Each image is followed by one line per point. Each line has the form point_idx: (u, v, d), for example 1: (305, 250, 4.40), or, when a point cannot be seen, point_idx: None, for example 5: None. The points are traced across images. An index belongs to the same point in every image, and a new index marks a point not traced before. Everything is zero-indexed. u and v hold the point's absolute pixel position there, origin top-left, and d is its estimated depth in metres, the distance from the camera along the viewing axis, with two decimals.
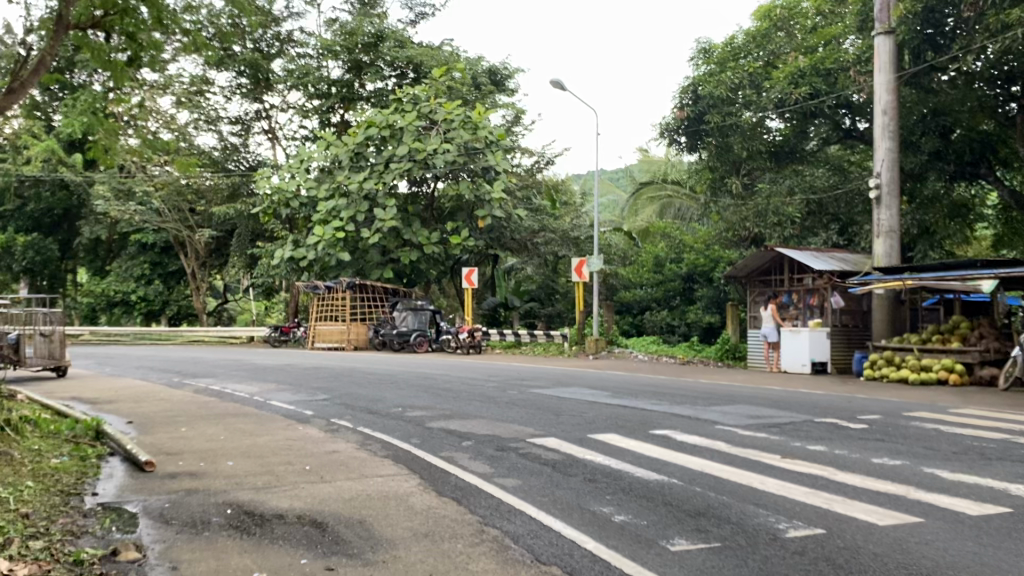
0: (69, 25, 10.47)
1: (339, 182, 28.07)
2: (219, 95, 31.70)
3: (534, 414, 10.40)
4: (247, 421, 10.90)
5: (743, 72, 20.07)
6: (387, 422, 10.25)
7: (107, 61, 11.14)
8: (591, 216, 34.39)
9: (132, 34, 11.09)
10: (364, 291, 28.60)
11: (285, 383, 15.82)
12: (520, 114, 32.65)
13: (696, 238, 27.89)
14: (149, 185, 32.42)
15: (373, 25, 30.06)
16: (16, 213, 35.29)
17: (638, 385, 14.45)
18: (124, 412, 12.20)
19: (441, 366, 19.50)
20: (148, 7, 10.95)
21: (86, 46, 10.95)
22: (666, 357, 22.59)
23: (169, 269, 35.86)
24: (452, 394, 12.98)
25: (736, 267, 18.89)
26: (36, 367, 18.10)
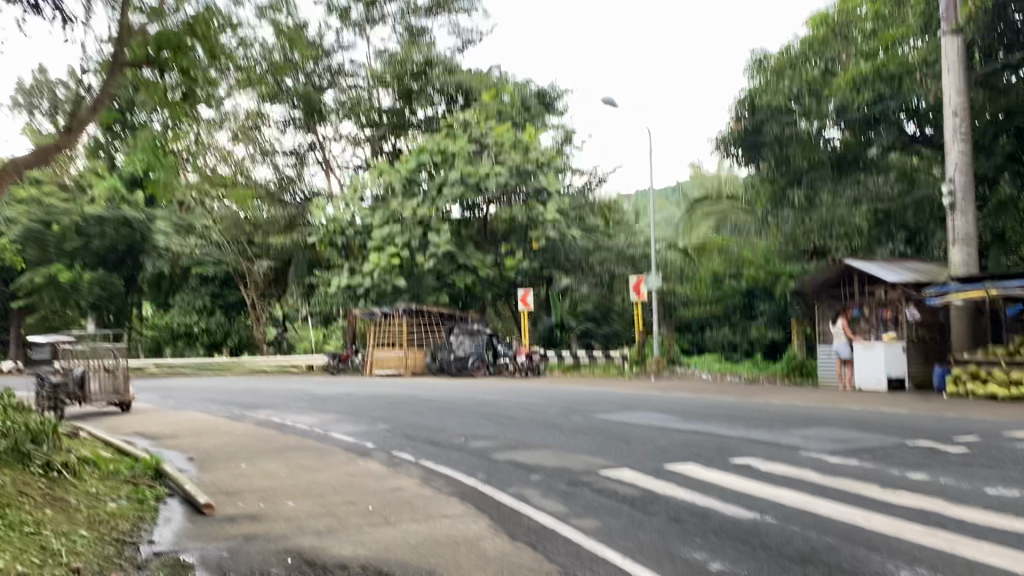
0: (125, 64, 10.62)
1: (392, 209, 28.00)
2: (274, 129, 32.10)
3: (603, 443, 10.02)
4: (308, 456, 10.71)
5: (801, 81, 19.44)
6: (451, 455, 9.97)
7: (164, 99, 11.23)
8: (646, 233, 33.85)
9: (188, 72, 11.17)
10: (421, 316, 28.54)
11: (345, 414, 15.67)
12: (571, 133, 32.41)
13: (756, 252, 27.51)
14: (208, 219, 32.95)
15: (422, 52, 30.25)
16: (82, 250, 36.21)
17: (706, 407, 13.92)
18: (186, 449, 12.14)
19: (502, 391, 19.19)
20: (202, 44, 10.97)
21: (143, 84, 11.07)
22: (731, 376, 21.93)
23: (229, 300, 36.30)
24: (515, 422, 12.66)
25: (802, 282, 18.23)
26: (100, 403, 18.43)
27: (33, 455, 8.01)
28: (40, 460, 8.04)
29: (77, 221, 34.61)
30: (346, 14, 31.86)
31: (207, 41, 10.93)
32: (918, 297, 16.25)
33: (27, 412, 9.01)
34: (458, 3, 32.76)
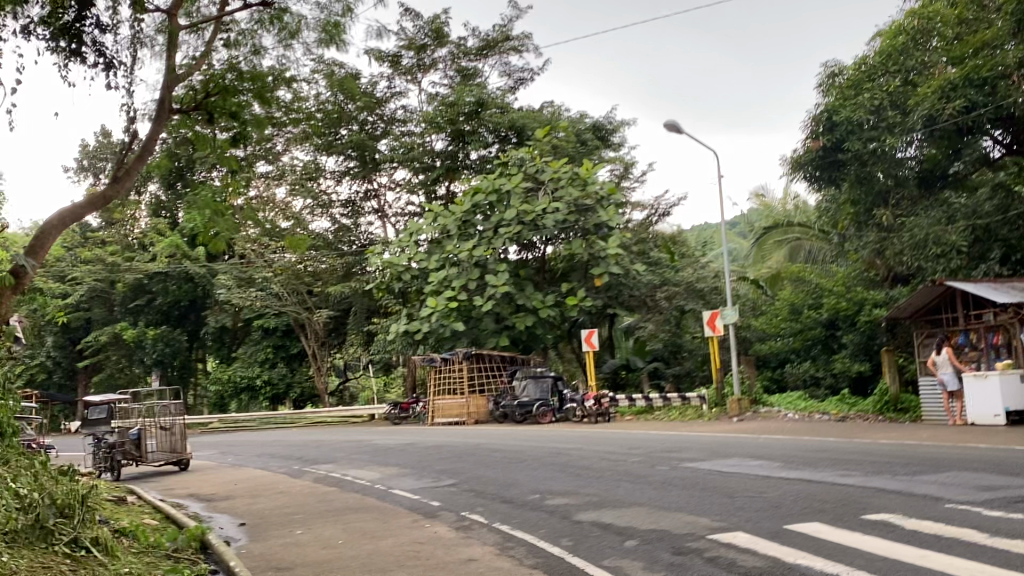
0: (171, 108, 10.49)
1: (447, 252, 27.23)
2: (329, 178, 31.77)
3: (701, 499, 8.76)
4: (369, 518, 9.68)
5: (880, 93, 18.12)
6: (527, 515, 8.80)
7: (222, 154, 11.28)
8: (713, 265, 32.35)
9: (236, 113, 10.98)
10: (483, 362, 27.50)
11: (408, 467, 14.65)
12: (629, 166, 31.43)
13: (835, 281, 25.89)
14: (267, 271, 32.65)
15: (473, 94, 29.54)
16: (146, 307, 36.30)
17: (805, 450, 12.53)
18: (239, 512, 11.22)
19: (573, 438, 17.98)
20: (250, 85, 10.93)
21: (201, 140, 11.17)
22: (819, 415, 20.33)
23: (290, 352, 35.83)
24: (595, 474, 11.44)
25: (898, 308, 16.73)
26: (158, 462, 17.66)
27: (56, 536, 7.13)
28: (64, 540, 7.14)
29: (140, 278, 34.72)
30: (395, 60, 31.55)
31: (259, 87, 10.99)
32: None
33: (59, 480, 8.18)
34: (508, 43, 32.26)
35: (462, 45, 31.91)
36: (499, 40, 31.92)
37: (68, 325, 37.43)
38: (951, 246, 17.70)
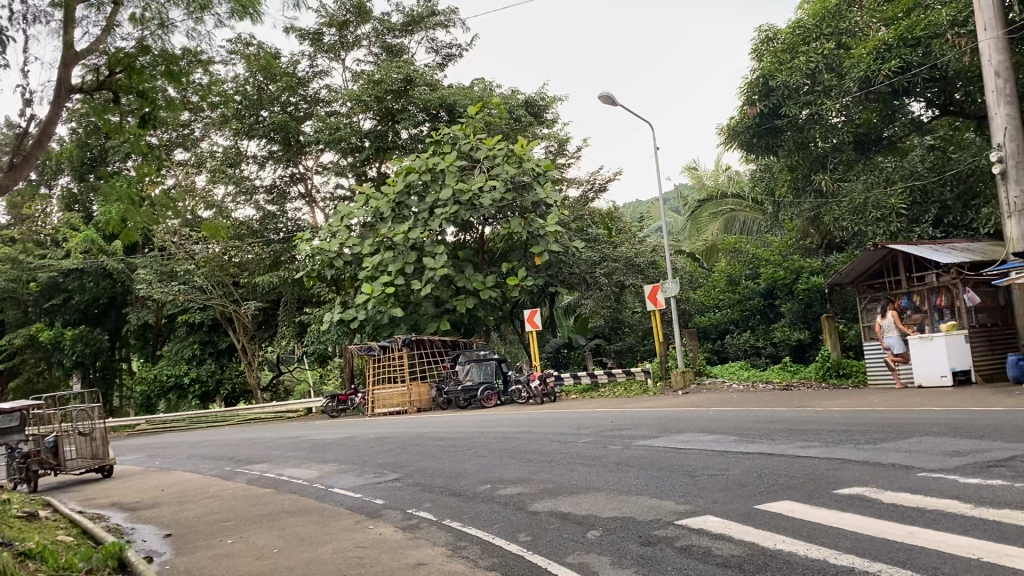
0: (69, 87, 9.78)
1: (382, 236, 26.38)
2: (252, 164, 30.52)
3: (661, 480, 8.25)
4: (307, 521, 8.93)
5: (816, 55, 17.93)
6: (479, 509, 8.16)
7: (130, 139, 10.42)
8: (650, 239, 32.14)
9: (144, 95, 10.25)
10: (422, 347, 26.75)
11: (348, 462, 13.88)
12: (563, 142, 30.93)
13: (772, 250, 25.87)
14: (191, 263, 31.17)
15: (400, 70, 28.59)
16: (63, 306, 34.47)
17: (758, 421, 12.19)
18: (164, 522, 10.34)
19: (519, 422, 17.42)
20: (160, 65, 10.20)
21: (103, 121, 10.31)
22: (763, 385, 20.24)
23: (220, 346, 34.48)
24: (546, 459, 10.87)
25: (842, 274, 16.64)
26: (77, 470, 16.48)
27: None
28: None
29: (55, 276, 32.89)
30: (317, 39, 30.44)
31: (170, 68, 10.26)
32: (975, 278, 14.56)
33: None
34: (435, 18, 31.30)
35: (386, 22, 30.87)
36: (425, 15, 30.98)
37: None
38: (891, 208, 17.62)
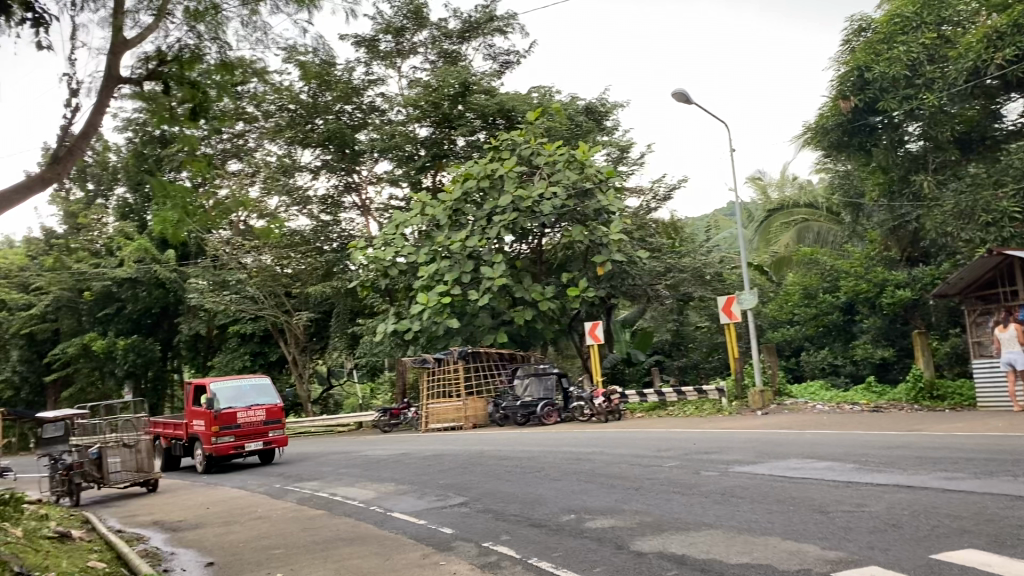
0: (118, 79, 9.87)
1: (438, 245, 25.33)
2: (308, 175, 29.90)
3: (786, 516, 6.93)
4: (367, 552, 7.79)
5: (917, 44, 17.99)
6: (569, 545, 6.94)
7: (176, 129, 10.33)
8: (716, 251, 30.64)
9: (197, 89, 10.26)
10: (478, 360, 25.83)
11: (406, 482, 12.74)
12: (625, 150, 29.71)
13: (853, 262, 24.17)
14: (243, 272, 30.68)
15: (457, 76, 27.59)
16: (116, 316, 34.16)
17: (870, 448, 10.73)
18: (208, 546, 9.30)
19: (588, 441, 16.12)
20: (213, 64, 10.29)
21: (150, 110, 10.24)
22: (850, 406, 18.62)
23: (270, 358, 33.73)
24: (633, 486, 9.56)
25: (950, 283, 15.10)
26: (123, 485, 15.39)
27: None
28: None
29: (109, 286, 32.64)
30: (373, 46, 29.77)
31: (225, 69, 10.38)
32: None
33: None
34: (493, 24, 30.34)
35: (444, 28, 30.11)
36: (482, 21, 29.97)
37: (35, 338, 35.18)
38: (1003, 212, 16.60)
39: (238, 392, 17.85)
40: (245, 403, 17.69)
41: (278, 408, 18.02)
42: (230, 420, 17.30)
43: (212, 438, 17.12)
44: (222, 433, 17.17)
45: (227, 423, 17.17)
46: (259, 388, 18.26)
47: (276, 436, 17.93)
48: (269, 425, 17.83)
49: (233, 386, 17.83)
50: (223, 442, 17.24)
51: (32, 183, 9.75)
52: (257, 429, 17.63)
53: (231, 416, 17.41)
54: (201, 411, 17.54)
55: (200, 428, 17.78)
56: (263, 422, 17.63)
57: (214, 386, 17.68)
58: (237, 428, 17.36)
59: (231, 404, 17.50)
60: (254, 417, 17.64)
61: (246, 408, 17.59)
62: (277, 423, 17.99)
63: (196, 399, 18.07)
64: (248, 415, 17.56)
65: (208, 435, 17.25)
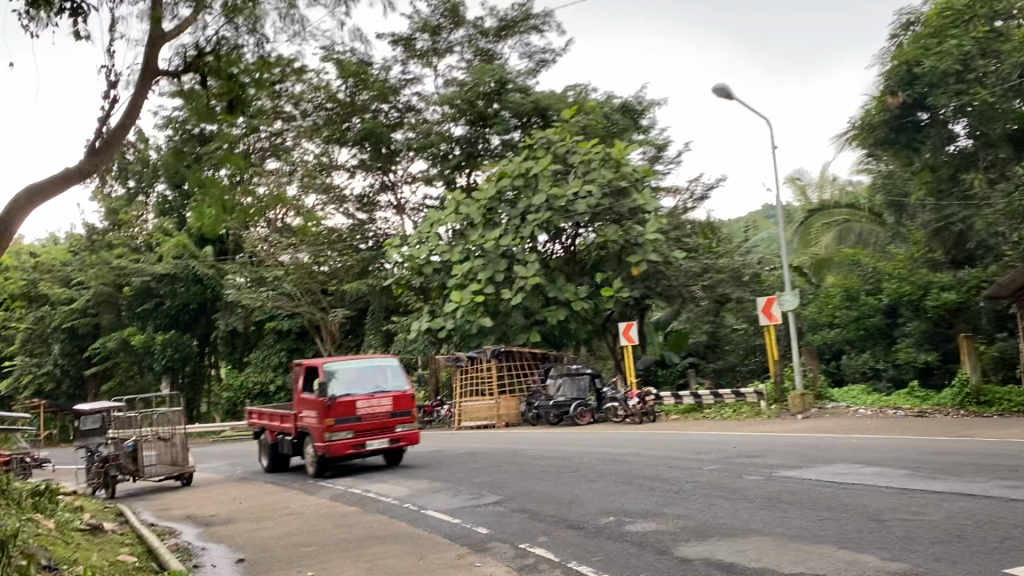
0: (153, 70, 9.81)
1: (471, 243, 25.15)
2: (343, 174, 29.93)
3: (839, 524, 6.61)
4: (400, 551, 7.60)
5: (970, 38, 17.57)
6: (609, 549, 6.69)
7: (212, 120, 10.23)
8: (755, 252, 30.08)
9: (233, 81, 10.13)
10: (512, 359, 25.58)
11: (440, 480, 12.56)
12: (663, 148, 29.35)
13: (896, 263, 23.56)
14: (279, 269, 30.81)
15: (494, 74, 27.37)
16: (155, 312, 34.52)
17: (921, 454, 10.30)
18: (239, 542, 9.19)
19: (624, 442, 15.81)
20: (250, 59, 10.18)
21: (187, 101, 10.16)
22: (893, 411, 18.12)
23: (305, 355, 33.81)
24: (675, 489, 9.28)
25: (1000, 285, 14.64)
26: (157, 477, 15.42)
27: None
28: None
29: (147, 282, 32.98)
30: (409, 44, 29.70)
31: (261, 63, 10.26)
32: None
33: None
34: (529, 22, 30.11)
35: (480, 26, 29.95)
36: (519, 19, 29.77)
37: (75, 332, 35.62)
38: None
39: (356, 375, 14.22)
40: (364, 389, 14.05)
41: (406, 398, 14.25)
42: (346, 412, 13.67)
43: (326, 434, 13.55)
44: (337, 428, 13.59)
45: (342, 416, 13.58)
46: (384, 370, 14.57)
47: (404, 431, 14.21)
48: (396, 418, 14.09)
49: (352, 367, 14.22)
50: (338, 440, 13.62)
51: (70, 174, 9.76)
52: (379, 423, 13.92)
53: (350, 405, 13.76)
54: (312, 399, 14.00)
55: (309, 421, 14.28)
56: (388, 414, 13.93)
57: (326, 367, 14.13)
58: (358, 421, 13.69)
59: (349, 390, 13.90)
60: (376, 408, 13.93)
61: (367, 397, 13.92)
62: (406, 416, 14.22)
63: (308, 384, 14.56)
64: (368, 405, 13.88)
65: (320, 429, 13.70)
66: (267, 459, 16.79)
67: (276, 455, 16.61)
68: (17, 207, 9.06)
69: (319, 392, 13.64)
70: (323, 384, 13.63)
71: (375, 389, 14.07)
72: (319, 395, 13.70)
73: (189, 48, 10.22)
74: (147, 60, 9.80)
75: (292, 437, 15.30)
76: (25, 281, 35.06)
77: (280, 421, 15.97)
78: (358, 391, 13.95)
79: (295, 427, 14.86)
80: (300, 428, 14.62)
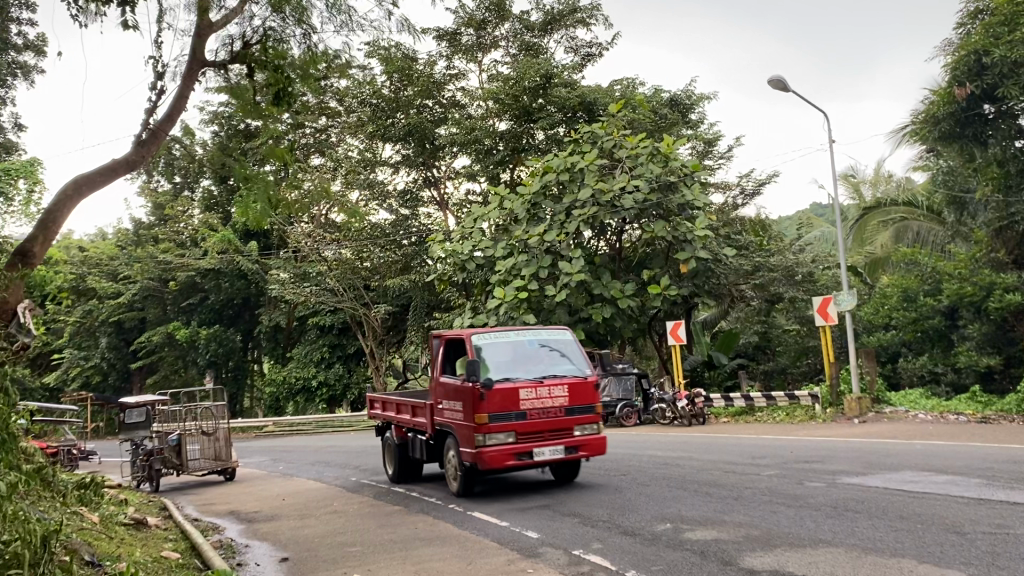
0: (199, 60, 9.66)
1: (516, 239, 24.76)
2: (387, 169, 29.83)
3: (918, 536, 6.17)
4: (448, 554, 7.29)
5: None
6: (669, 557, 6.31)
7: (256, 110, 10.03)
8: (805, 250, 29.32)
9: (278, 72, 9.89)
10: None
11: (485, 480, 12.26)
12: (711, 144, 28.77)
13: (957, 262, 22.74)
14: (324, 264, 30.86)
15: (539, 68, 27.06)
16: (200, 306, 34.81)
17: (994, 461, 9.75)
18: (282, 540, 8.97)
19: (673, 444, 15.38)
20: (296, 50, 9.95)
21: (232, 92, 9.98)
22: (955, 415, 17.42)
23: (348, 351, 33.83)
24: (733, 495, 8.86)
25: None
26: (201, 471, 15.32)
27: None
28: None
29: (194, 276, 33.26)
30: (454, 38, 29.51)
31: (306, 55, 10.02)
32: None
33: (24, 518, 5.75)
34: (576, 15, 29.71)
35: (525, 20, 29.65)
36: (565, 14, 29.39)
37: (122, 325, 36.05)
38: None
39: (515, 356, 10.50)
40: (529, 374, 10.30)
41: (588, 388, 10.41)
42: (505, 405, 9.91)
43: (483, 433, 9.80)
44: (493, 428, 9.81)
45: (500, 410, 9.86)
46: (553, 348, 10.78)
47: (586, 435, 10.31)
48: (575, 416, 10.26)
49: (510, 343, 10.57)
50: (493, 443, 9.84)
51: (117, 166, 9.58)
52: (549, 422, 10.09)
53: (511, 397, 9.98)
54: (460, 384, 10.34)
55: (454, 417, 10.58)
56: (566, 410, 10.13)
57: (477, 343, 10.54)
58: (523, 419, 9.93)
59: (507, 376, 10.17)
60: (544, 400, 10.13)
61: (535, 386, 10.13)
62: (586, 413, 10.37)
63: (451, 369, 11.05)
64: (535, 397, 10.08)
65: (469, 427, 9.98)
66: (392, 461, 13.08)
67: (404, 457, 12.87)
68: (64, 200, 8.91)
69: (469, 376, 10.02)
70: (474, 365, 10.02)
71: (544, 374, 10.33)
72: (469, 381, 10.06)
73: (235, 37, 10.03)
74: (193, 50, 9.64)
75: (429, 436, 11.61)
76: (75, 276, 35.63)
77: (412, 414, 12.26)
78: (521, 377, 10.21)
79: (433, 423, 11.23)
80: (441, 425, 10.98)
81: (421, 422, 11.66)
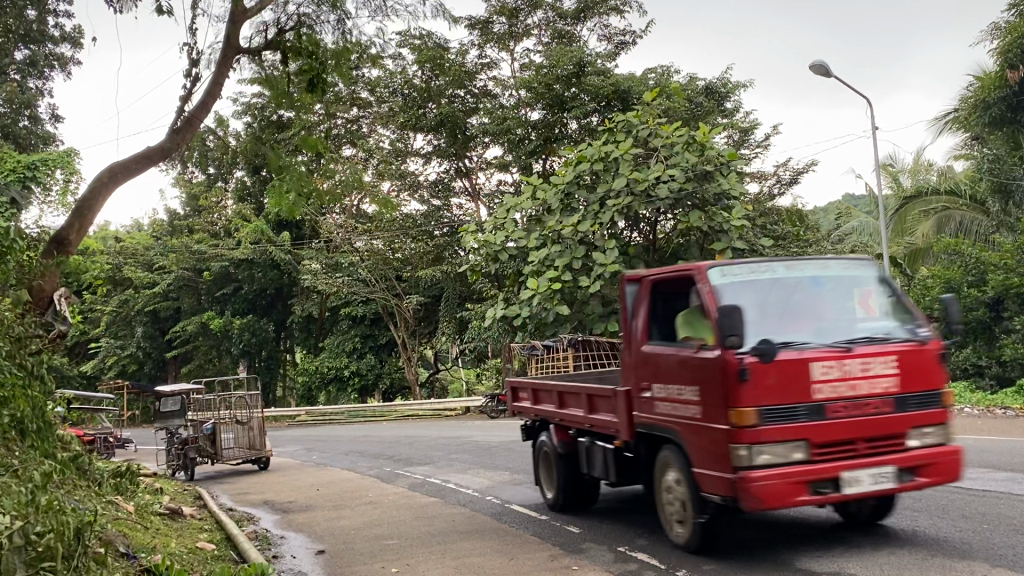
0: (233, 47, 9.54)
1: (548, 229, 24.43)
2: (419, 160, 29.65)
3: (985, 539, 5.87)
4: (489, 550, 7.08)
5: None
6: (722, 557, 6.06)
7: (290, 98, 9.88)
8: (845, 240, 28.68)
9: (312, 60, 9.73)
10: (589, 349, 24.95)
11: (521, 473, 12.04)
12: (748, 132, 28.21)
13: (1003, 253, 22.05)
14: (356, 255, 30.99)
15: (572, 56, 26.70)
16: (234, 296, 34.98)
17: None
18: (319, 531, 8.82)
19: None
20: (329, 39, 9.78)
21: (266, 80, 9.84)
22: (1004, 410, 16.87)
23: (380, 341, 33.79)
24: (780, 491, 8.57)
25: None
26: (235, 460, 15.27)
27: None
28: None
29: (228, 266, 33.41)
30: (487, 27, 29.22)
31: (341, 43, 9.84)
32: None
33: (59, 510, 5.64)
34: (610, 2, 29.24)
35: (558, 8, 29.24)
36: (599, 1, 28.85)
37: (157, 315, 36.32)
38: None
39: (787, 313, 6.40)
40: (815, 335, 6.25)
41: (923, 361, 6.22)
42: (787, 396, 5.85)
43: (751, 443, 5.82)
44: (770, 433, 5.80)
45: (779, 402, 5.81)
46: (843, 290, 6.69)
47: (926, 448, 6.17)
48: (903, 410, 6.11)
49: (777, 283, 6.52)
50: (767, 462, 5.84)
51: (151, 154, 9.56)
52: (863, 424, 5.96)
53: (799, 377, 5.90)
54: (697, 361, 6.37)
55: (677, 411, 6.70)
56: (891, 401, 6.00)
57: (721, 292, 6.51)
58: (819, 416, 5.85)
59: (783, 341, 6.10)
60: (857, 383, 5.99)
61: (838, 356, 5.99)
62: (920, 403, 6.19)
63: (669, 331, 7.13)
64: (839, 378, 5.96)
65: (720, 434, 6.00)
66: (553, 480, 9.03)
67: (574, 477, 8.83)
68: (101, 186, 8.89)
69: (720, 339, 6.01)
70: (732, 318, 5.93)
71: (844, 338, 6.21)
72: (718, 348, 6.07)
73: (270, 25, 9.88)
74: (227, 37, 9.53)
75: (624, 443, 7.60)
76: (112, 266, 35.97)
77: (587, 411, 8.30)
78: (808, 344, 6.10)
79: (636, 424, 7.36)
80: (649, 424, 7.12)
81: (607, 421, 7.76)
